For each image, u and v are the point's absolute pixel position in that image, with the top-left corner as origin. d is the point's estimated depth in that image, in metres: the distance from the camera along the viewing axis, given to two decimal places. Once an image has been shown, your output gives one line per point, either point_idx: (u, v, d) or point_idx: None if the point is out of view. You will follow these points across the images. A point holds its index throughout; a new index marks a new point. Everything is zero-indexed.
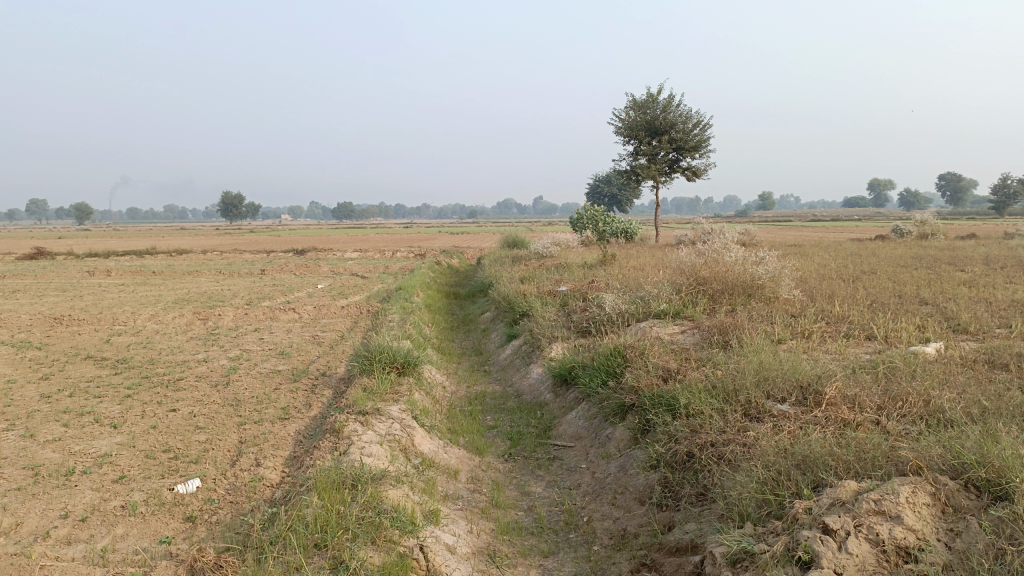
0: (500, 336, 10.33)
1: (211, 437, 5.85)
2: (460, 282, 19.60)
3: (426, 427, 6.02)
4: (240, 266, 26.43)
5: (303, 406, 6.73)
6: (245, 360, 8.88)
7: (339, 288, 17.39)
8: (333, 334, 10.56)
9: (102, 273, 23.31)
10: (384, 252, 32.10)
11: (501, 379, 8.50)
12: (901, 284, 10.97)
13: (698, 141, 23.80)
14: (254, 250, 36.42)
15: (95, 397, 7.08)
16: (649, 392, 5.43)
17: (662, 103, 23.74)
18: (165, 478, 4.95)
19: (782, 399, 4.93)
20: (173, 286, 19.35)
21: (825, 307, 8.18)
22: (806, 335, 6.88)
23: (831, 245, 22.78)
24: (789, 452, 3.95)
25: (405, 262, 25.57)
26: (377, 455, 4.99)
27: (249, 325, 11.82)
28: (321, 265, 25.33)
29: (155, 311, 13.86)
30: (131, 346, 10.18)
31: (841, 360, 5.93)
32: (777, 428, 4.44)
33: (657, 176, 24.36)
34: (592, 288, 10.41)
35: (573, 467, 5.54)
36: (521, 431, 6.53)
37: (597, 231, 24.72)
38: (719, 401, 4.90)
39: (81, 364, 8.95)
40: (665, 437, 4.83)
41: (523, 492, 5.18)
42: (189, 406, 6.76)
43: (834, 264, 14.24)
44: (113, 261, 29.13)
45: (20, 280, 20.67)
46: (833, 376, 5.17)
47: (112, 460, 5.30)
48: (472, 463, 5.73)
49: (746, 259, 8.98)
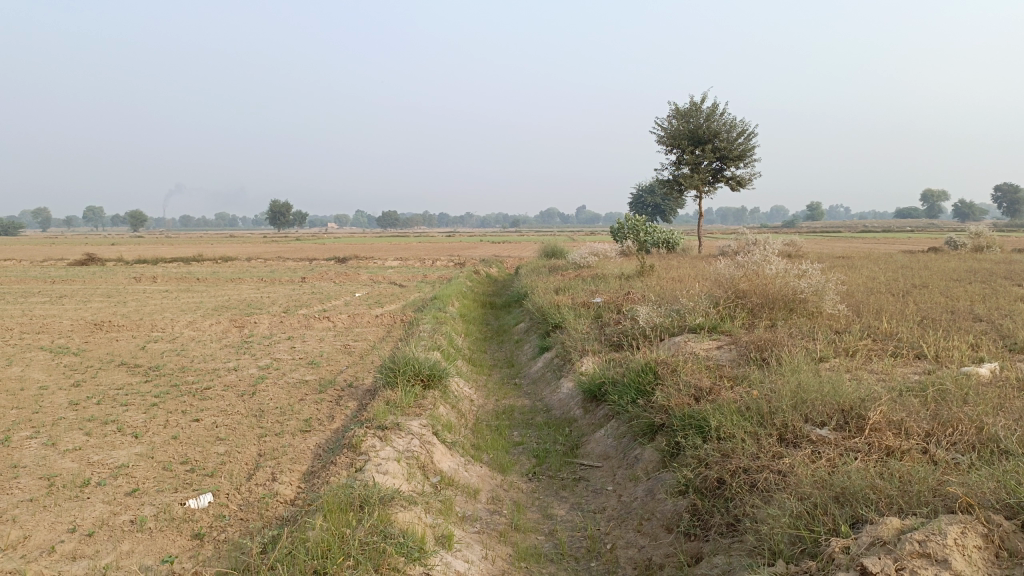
0: (533, 347, 10.11)
1: (230, 449, 5.74)
2: (498, 292, 19.45)
3: (447, 443, 5.83)
4: (283, 273, 26.70)
5: (326, 417, 6.60)
6: (274, 369, 8.83)
7: (376, 297, 17.38)
8: (365, 344, 10.46)
9: (148, 279, 23.72)
10: (425, 261, 32.19)
11: (530, 393, 8.28)
12: (955, 298, 10.46)
13: (743, 150, 23.30)
14: (297, 258, 36.87)
15: (122, 406, 7.06)
16: (679, 412, 5.16)
17: (706, 111, 23.32)
18: (179, 492, 4.85)
19: (821, 423, 4.62)
20: (215, 292, 19.59)
21: (871, 323, 7.80)
22: (850, 353, 6.53)
23: (882, 257, 22.12)
24: (827, 483, 3.66)
25: (444, 271, 25.51)
26: (394, 473, 4.82)
27: (283, 334, 11.80)
28: (361, 273, 25.42)
29: (193, 318, 13.97)
30: (165, 353, 10.22)
31: (886, 381, 5.59)
32: (815, 455, 4.15)
33: (700, 186, 23.92)
34: (628, 299, 10.14)
35: (599, 489, 5.30)
36: (547, 448, 6.30)
37: (638, 241, 24.39)
38: (753, 424, 4.61)
39: (114, 370, 8.99)
40: (694, 461, 4.56)
41: (545, 514, 4.95)
42: (212, 416, 6.68)
43: (883, 278, 13.69)
44: (161, 267, 29.78)
45: (69, 286, 21.13)
46: (878, 399, 4.84)
47: (128, 472, 5.22)
48: (494, 481, 5.53)
49: (788, 272, 8.63)
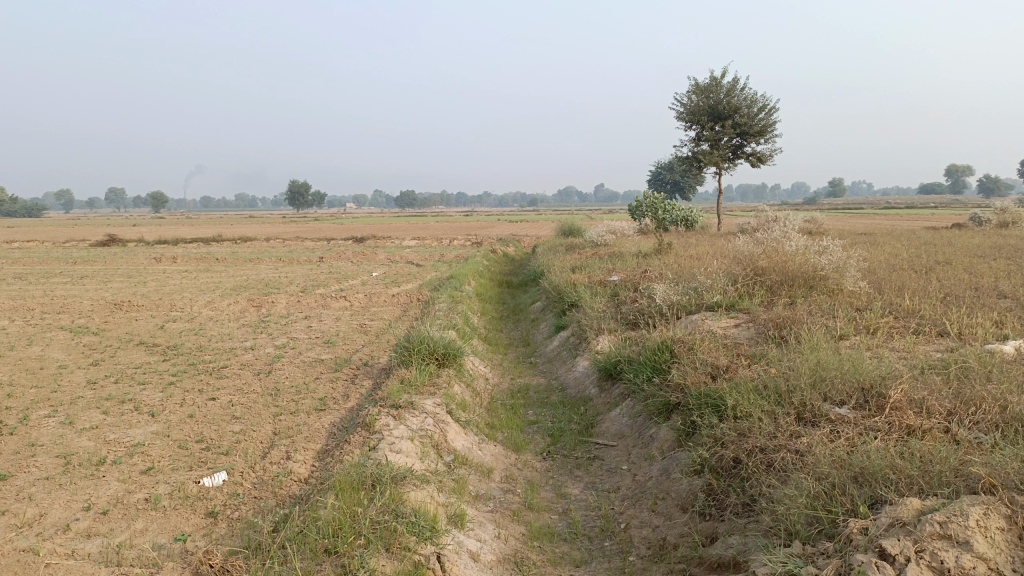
0: (549, 326, 10.06)
1: (245, 427, 5.75)
2: (515, 270, 19.38)
3: (461, 422, 5.80)
4: (301, 253, 26.76)
5: (341, 396, 6.59)
6: (290, 348, 8.84)
7: (393, 276, 17.38)
8: (381, 323, 10.45)
9: (169, 259, 23.88)
10: (442, 240, 32.13)
11: (546, 372, 8.24)
12: (979, 275, 10.26)
13: (763, 126, 22.96)
14: (315, 238, 36.94)
15: (139, 384, 7.11)
16: (695, 391, 5.09)
17: (726, 86, 22.97)
18: (193, 471, 4.86)
19: (840, 401, 4.52)
20: (234, 272, 19.68)
21: (893, 301, 7.65)
22: (871, 331, 6.42)
23: (905, 234, 21.79)
24: (846, 463, 3.58)
25: (461, 250, 25.47)
26: (407, 452, 4.80)
27: (300, 313, 11.83)
28: (378, 253, 25.44)
29: (212, 298, 14.04)
30: (183, 332, 10.27)
31: (908, 359, 5.48)
32: (834, 434, 4.08)
33: (720, 163, 23.63)
34: (645, 278, 10.03)
35: (613, 468, 5.25)
36: (562, 427, 6.27)
37: (656, 219, 24.19)
38: (770, 403, 4.53)
39: (132, 350, 9.05)
40: (710, 440, 4.50)
41: (559, 493, 4.92)
42: (228, 395, 6.70)
43: (906, 255, 13.45)
44: (182, 247, 29.96)
45: (90, 266, 21.32)
46: (898, 377, 4.74)
47: (144, 450, 5.24)
48: (508, 460, 5.50)
49: (808, 249, 8.49)
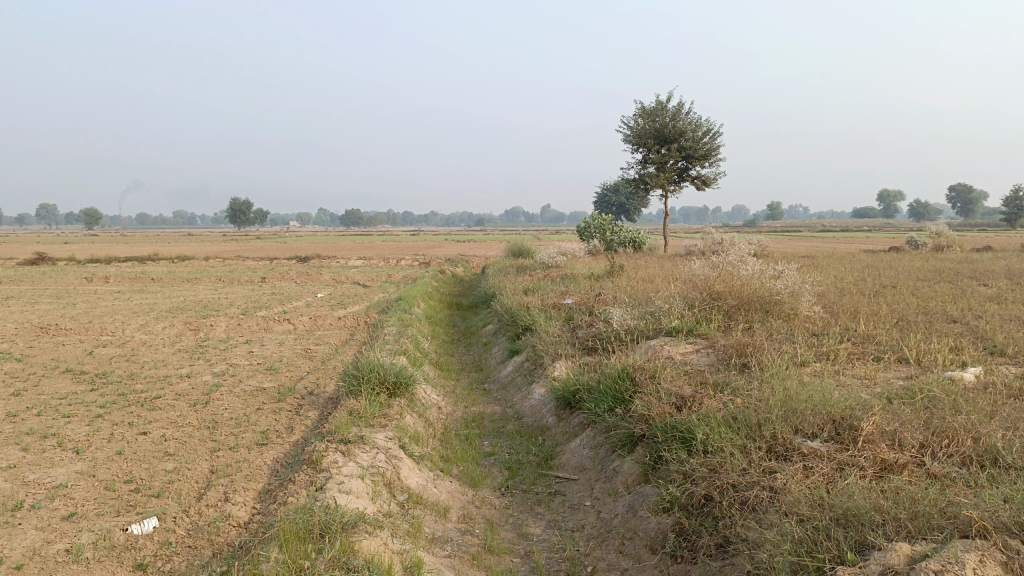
0: (502, 351, 9.80)
1: (179, 465, 5.33)
2: (464, 292, 19.09)
3: (414, 457, 5.48)
4: (242, 273, 25.96)
5: (285, 429, 6.21)
6: (230, 375, 8.37)
7: (339, 297, 16.93)
8: (327, 348, 10.04)
9: (101, 279, 22.89)
10: (388, 260, 31.60)
11: (501, 399, 7.96)
12: (925, 299, 10.38)
13: (708, 150, 23.29)
14: (257, 256, 36.11)
15: (64, 417, 6.58)
16: (660, 423, 4.88)
17: (671, 110, 23.23)
18: (122, 516, 4.44)
19: (812, 434, 4.36)
20: (171, 293, 18.92)
21: (849, 326, 7.62)
22: (831, 357, 6.33)
23: (846, 256, 22.25)
24: (827, 505, 3.41)
25: (408, 271, 25.09)
26: (357, 492, 4.48)
27: (241, 337, 11.32)
28: (323, 273, 24.84)
29: (146, 321, 13.38)
30: (114, 359, 9.68)
31: (872, 387, 5.38)
32: (808, 470, 3.92)
33: (666, 185, 23.84)
34: (599, 301, 9.87)
35: (576, 505, 5.01)
36: (520, 459, 6.00)
37: (605, 240, 24.24)
38: (741, 437, 4.35)
39: (58, 378, 8.45)
40: (678, 476, 4.29)
41: (519, 533, 4.64)
42: (162, 429, 6.24)
43: (852, 278, 13.61)
44: (115, 267, 28.82)
45: (16, 287, 20.27)
46: (868, 408, 4.61)
47: (66, 493, 4.79)
48: (464, 498, 5.20)
49: (763, 274, 8.42)
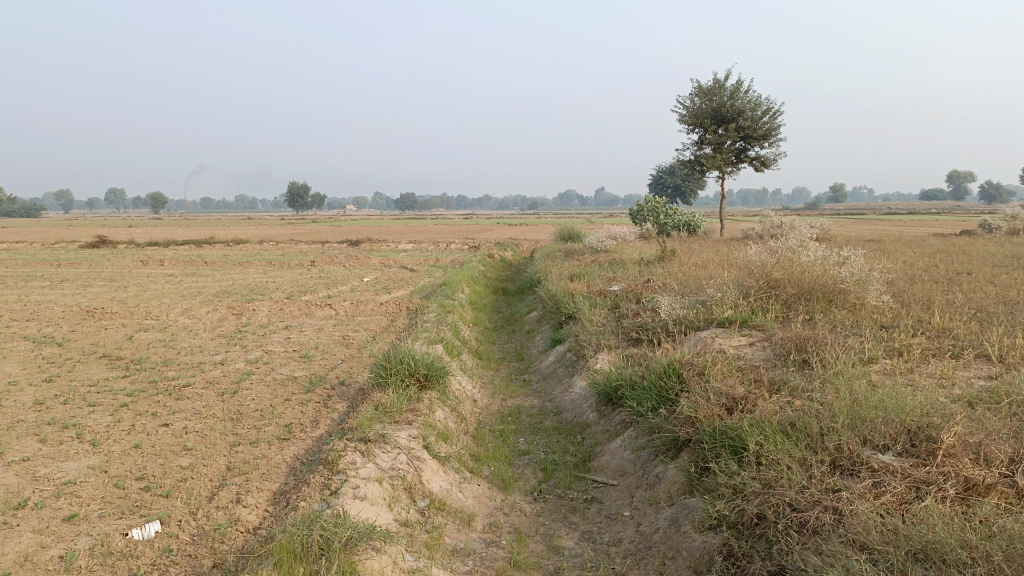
0: (544, 340, 9.38)
1: (195, 462, 5.06)
2: (512, 277, 18.72)
3: (439, 457, 5.10)
4: (293, 256, 26.00)
5: (310, 423, 5.90)
6: (262, 363, 8.13)
7: (385, 282, 16.71)
8: (364, 335, 9.77)
9: (155, 262, 23.16)
10: (439, 244, 31.35)
11: (540, 392, 7.54)
12: (1005, 288, 9.56)
13: (768, 129, 22.25)
14: (309, 240, 36.37)
15: (88, 407, 6.40)
16: (708, 427, 4.41)
17: (730, 88, 22.29)
18: (125, 519, 4.16)
19: (883, 446, 3.82)
20: (221, 277, 18.98)
21: (921, 317, 6.95)
22: (902, 353, 5.71)
23: (915, 240, 21.02)
24: (902, 537, 2.93)
25: (457, 255, 24.85)
26: (374, 499, 4.14)
27: (280, 323, 11.13)
28: (372, 257, 24.67)
29: (191, 305, 13.34)
30: (152, 344, 9.57)
31: (950, 390, 4.79)
32: (877, 490, 3.41)
33: (723, 166, 22.99)
34: (647, 288, 9.34)
35: (613, 514, 4.57)
36: (556, 459, 5.59)
37: (658, 224, 23.55)
38: (801, 447, 3.84)
39: (93, 364, 8.34)
40: (727, 490, 3.81)
41: (550, 546, 4.22)
42: (184, 421, 5.99)
43: (924, 264, 12.71)
44: (172, 250, 29.31)
45: (73, 269, 20.66)
46: (947, 415, 4.03)
47: (73, 490, 4.55)
48: (493, 503, 4.80)
49: (826, 259, 7.76)
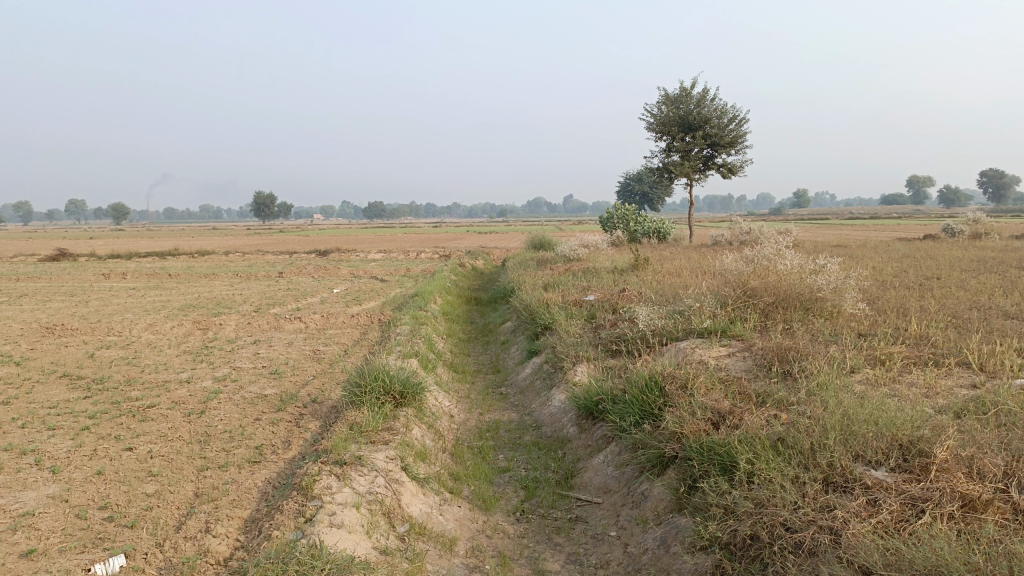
0: (520, 351, 9.24)
1: (162, 488, 4.83)
2: (484, 286, 18.56)
3: (418, 478, 4.94)
4: (260, 267, 25.55)
5: (282, 444, 5.69)
6: (231, 381, 7.88)
7: (355, 293, 16.47)
8: (336, 349, 9.55)
9: (117, 275, 22.58)
10: (409, 253, 31.09)
11: (518, 406, 7.39)
12: (975, 293, 9.64)
13: (735, 136, 22.42)
14: (275, 250, 35.87)
15: (48, 431, 6.12)
16: (695, 443, 4.30)
17: (697, 96, 22.41)
18: (87, 553, 3.93)
19: (876, 462, 3.74)
20: (186, 290, 18.55)
21: (899, 324, 6.94)
22: (883, 362, 5.67)
23: (881, 245, 21.26)
24: (904, 561, 2.83)
25: (428, 264, 24.62)
26: (352, 526, 3.96)
27: (249, 337, 10.85)
28: (341, 267, 24.33)
29: (155, 319, 12.97)
30: (115, 361, 9.25)
31: (936, 400, 4.74)
32: (874, 508, 3.32)
33: (692, 173, 23.09)
34: (623, 298, 9.25)
35: (600, 535, 4.44)
36: (538, 477, 5.45)
37: (629, 231, 23.56)
38: (793, 465, 3.74)
39: (52, 385, 8.01)
40: (719, 510, 3.71)
41: (536, 570, 4.07)
42: (149, 444, 5.74)
43: (894, 270, 12.82)
44: (134, 262, 28.67)
45: (32, 284, 20.07)
46: (937, 427, 3.96)
47: (31, 523, 4.30)
48: (474, 526, 4.65)
49: (802, 268, 7.74)
